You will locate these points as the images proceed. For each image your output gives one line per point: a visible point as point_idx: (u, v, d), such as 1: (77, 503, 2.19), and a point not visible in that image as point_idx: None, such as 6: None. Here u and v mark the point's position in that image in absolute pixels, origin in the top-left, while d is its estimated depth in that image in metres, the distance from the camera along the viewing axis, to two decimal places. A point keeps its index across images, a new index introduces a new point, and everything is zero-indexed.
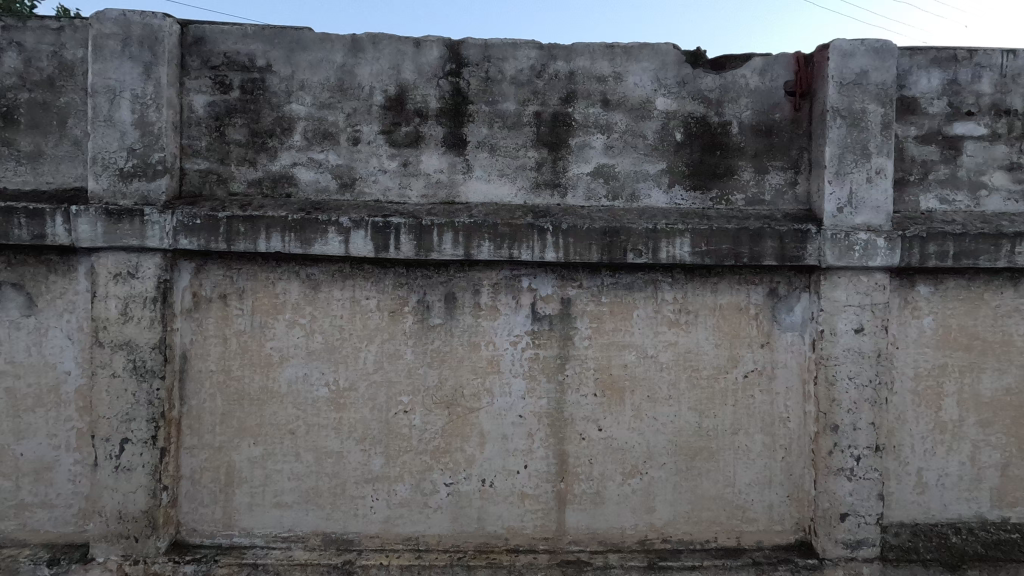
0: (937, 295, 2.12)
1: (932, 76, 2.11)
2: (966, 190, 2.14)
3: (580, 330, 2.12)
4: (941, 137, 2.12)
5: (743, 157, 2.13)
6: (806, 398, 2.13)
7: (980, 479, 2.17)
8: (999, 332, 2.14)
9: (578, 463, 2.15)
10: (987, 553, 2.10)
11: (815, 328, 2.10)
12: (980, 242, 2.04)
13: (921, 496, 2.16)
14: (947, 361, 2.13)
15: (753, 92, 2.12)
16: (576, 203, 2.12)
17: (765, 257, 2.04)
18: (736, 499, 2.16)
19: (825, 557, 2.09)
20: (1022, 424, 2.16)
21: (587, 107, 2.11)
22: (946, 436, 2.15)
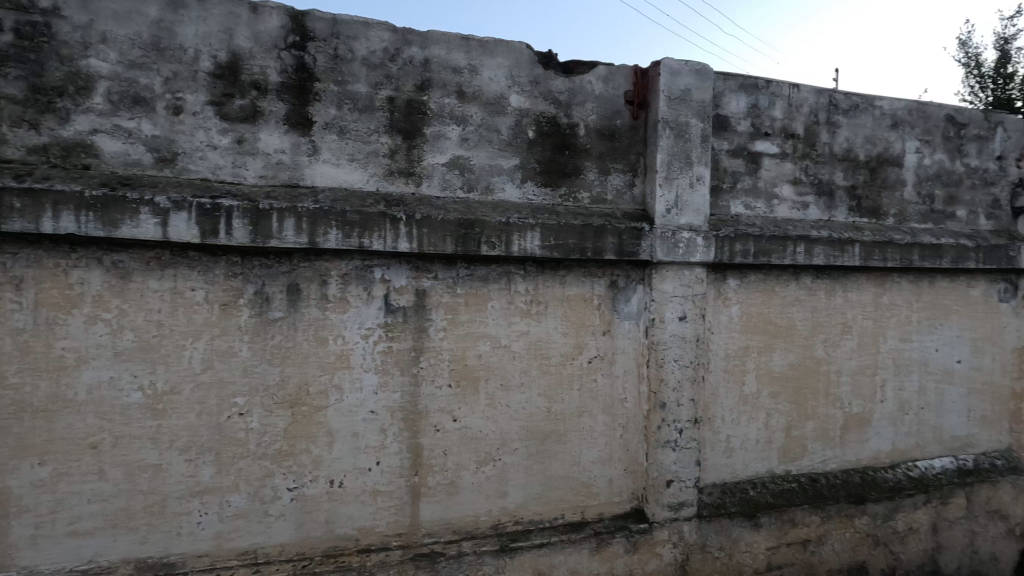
0: (742, 287, 2.49)
1: (739, 99, 2.47)
2: (763, 199, 2.54)
3: (435, 321, 2.11)
4: (745, 153, 2.49)
5: (589, 158, 2.29)
6: (640, 380, 2.37)
7: (771, 440, 2.60)
8: (785, 318, 2.58)
9: (432, 455, 2.14)
10: (775, 501, 2.53)
11: (647, 316, 2.34)
12: (772, 242, 2.45)
13: (730, 459, 2.53)
14: (748, 343, 2.52)
15: (598, 98, 2.28)
16: (432, 193, 2.10)
17: (606, 252, 2.22)
18: (581, 477, 2.33)
19: (653, 520, 2.35)
20: (801, 393, 2.63)
21: (442, 98, 2.10)
22: (748, 406, 2.54)
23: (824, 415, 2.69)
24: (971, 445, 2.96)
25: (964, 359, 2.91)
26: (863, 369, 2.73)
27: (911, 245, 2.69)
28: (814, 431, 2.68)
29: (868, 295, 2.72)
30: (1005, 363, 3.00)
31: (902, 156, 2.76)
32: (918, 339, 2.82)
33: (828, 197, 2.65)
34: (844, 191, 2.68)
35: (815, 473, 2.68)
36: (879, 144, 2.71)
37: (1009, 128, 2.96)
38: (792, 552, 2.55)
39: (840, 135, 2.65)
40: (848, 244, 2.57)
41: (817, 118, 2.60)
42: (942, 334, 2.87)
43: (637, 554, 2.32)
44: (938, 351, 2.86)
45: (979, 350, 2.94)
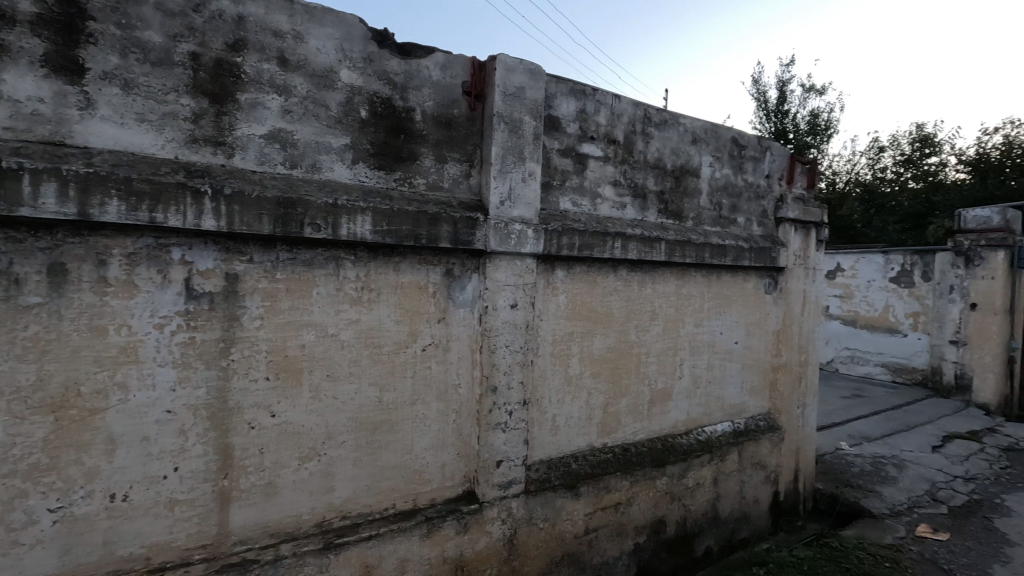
0: (568, 278, 2.71)
1: (569, 103, 2.67)
2: (588, 197, 2.79)
3: (249, 308, 1.92)
4: (573, 153, 2.70)
5: (425, 145, 2.28)
6: (473, 366, 2.44)
7: (591, 417, 2.88)
8: (605, 306, 2.87)
9: (245, 455, 1.95)
10: (593, 471, 2.81)
11: (481, 304, 2.42)
12: (594, 237, 2.70)
13: (555, 436, 2.75)
14: (572, 329, 2.76)
15: (435, 85, 2.28)
16: (247, 166, 1.90)
17: (441, 239, 2.23)
18: (414, 464, 2.32)
19: (484, 500, 2.45)
20: (617, 373, 2.96)
21: (259, 62, 1.90)
22: (571, 387, 2.78)
23: (635, 391, 3.05)
24: (744, 411, 3.62)
25: (740, 341, 3.54)
26: (666, 350, 3.17)
27: (704, 245, 3.17)
28: (627, 406, 3.03)
29: (671, 287, 3.15)
30: (768, 343, 3.71)
31: (699, 168, 3.24)
32: (708, 324, 3.35)
33: (642, 200, 3.00)
34: (655, 196, 3.06)
35: (627, 443, 3.04)
36: (683, 156, 3.15)
37: (775, 153, 3.65)
38: (606, 515, 2.86)
39: (653, 145, 3.01)
40: (656, 242, 2.95)
41: (634, 128, 2.92)
42: (725, 320, 3.45)
43: (468, 535, 2.39)
44: (722, 334, 3.44)
45: (750, 333, 3.59)
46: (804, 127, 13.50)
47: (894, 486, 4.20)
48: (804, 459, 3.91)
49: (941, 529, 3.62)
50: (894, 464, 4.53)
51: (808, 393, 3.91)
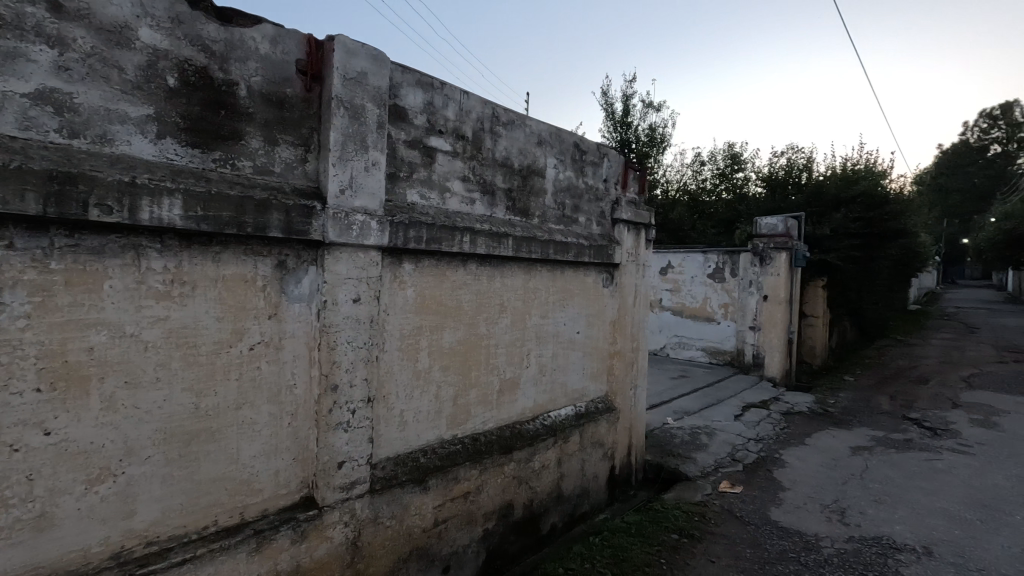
0: (417, 271, 2.69)
1: (416, 94, 2.65)
2: (436, 190, 2.79)
3: (10, 305, 1.57)
4: (421, 146, 2.69)
5: (251, 124, 2.08)
6: (311, 364, 2.29)
7: (441, 410, 2.90)
8: (454, 300, 2.90)
9: (6, 485, 1.59)
10: (441, 463, 2.83)
11: (320, 298, 2.28)
12: (442, 231, 2.70)
13: (403, 431, 2.71)
14: (421, 323, 2.74)
15: (263, 59, 2.09)
16: (4, 130, 1.55)
17: (271, 228, 2.05)
18: (241, 474, 2.12)
19: (323, 505, 2.33)
20: (466, 365, 3.02)
21: (22, 3, 1.55)
22: (420, 381, 2.77)
23: (484, 382, 3.15)
24: (584, 395, 3.94)
25: (582, 330, 3.85)
26: (514, 342, 3.32)
27: (548, 242, 3.39)
28: (476, 397, 3.11)
29: (518, 281, 3.30)
30: (605, 332, 4.09)
31: (544, 169, 3.46)
32: (552, 316, 3.58)
33: (490, 196, 3.10)
34: (503, 193, 3.19)
35: (476, 433, 3.12)
36: (529, 157, 3.33)
37: (612, 159, 4.03)
38: (455, 506, 2.91)
39: (500, 144, 3.13)
40: (504, 237, 3.06)
41: (482, 126, 3.01)
42: (568, 312, 3.72)
43: (305, 543, 2.25)
44: (566, 325, 3.71)
45: (591, 324, 3.93)
46: (644, 139, 15.14)
47: (705, 451, 4.92)
48: (636, 435, 4.40)
49: (737, 484, 4.34)
50: (706, 433, 5.31)
51: (638, 376, 4.40)
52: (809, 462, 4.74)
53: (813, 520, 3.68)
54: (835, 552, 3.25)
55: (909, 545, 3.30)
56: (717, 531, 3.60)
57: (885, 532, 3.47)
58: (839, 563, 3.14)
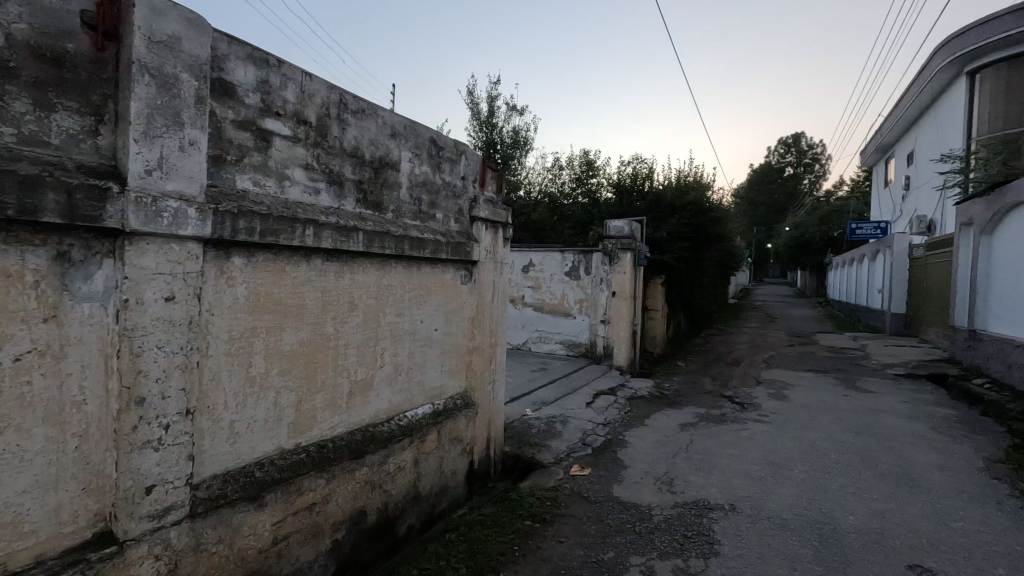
0: (250, 266, 2.43)
1: (247, 70, 2.40)
2: (273, 178, 2.55)
3: None
4: (254, 127, 2.44)
5: (14, 82, 1.69)
6: (108, 375, 1.94)
7: (280, 418, 2.66)
8: (296, 298, 2.68)
9: None
10: (281, 476, 2.59)
11: (119, 297, 1.93)
12: (280, 223, 2.48)
13: (233, 445, 2.43)
14: (256, 323, 2.48)
15: (31, 2, 1.73)
16: None
17: (44, 212, 1.69)
18: (2, 516, 1.70)
19: (126, 539, 1.98)
20: (311, 368, 2.81)
21: None
22: (255, 388, 2.50)
23: (332, 385, 2.96)
24: (443, 393, 3.93)
25: (440, 327, 3.83)
26: (366, 341, 3.18)
27: (403, 238, 3.30)
28: (323, 401, 2.91)
29: (371, 277, 3.16)
30: (463, 329, 4.11)
31: (399, 163, 3.38)
32: (408, 313, 3.51)
33: (338, 187, 2.93)
34: (352, 184, 3.04)
35: (324, 440, 2.92)
36: (381, 149, 3.22)
37: (469, 157, 4.09)
38: (298, 520, 2.69)
39: (349, 133, 2.99)
40: (353, 232, 2.91)
41: (328, 112, 2.84)
42: (425, 309, 3.68)
43: None
44: (422, 322, 3.66)
45: (449, 321, 3.93)
46: (508, 141, 15.66)
47: (559, 438, 5.23)
48: (494, 429, 4.51)
49: (586, 466, 4.68)
50: (561, 421, 5.65)
51: (496, 371, 4.52)
52: (646, 440, 5.31)
53: (647, 491, 4.12)
54: (664, 518, 3.67)
55: (720, 504, 3.86)
56: (567, 512, 3.84)
57: (702, 495, 4.01)
58: (666, 527, 3.55)
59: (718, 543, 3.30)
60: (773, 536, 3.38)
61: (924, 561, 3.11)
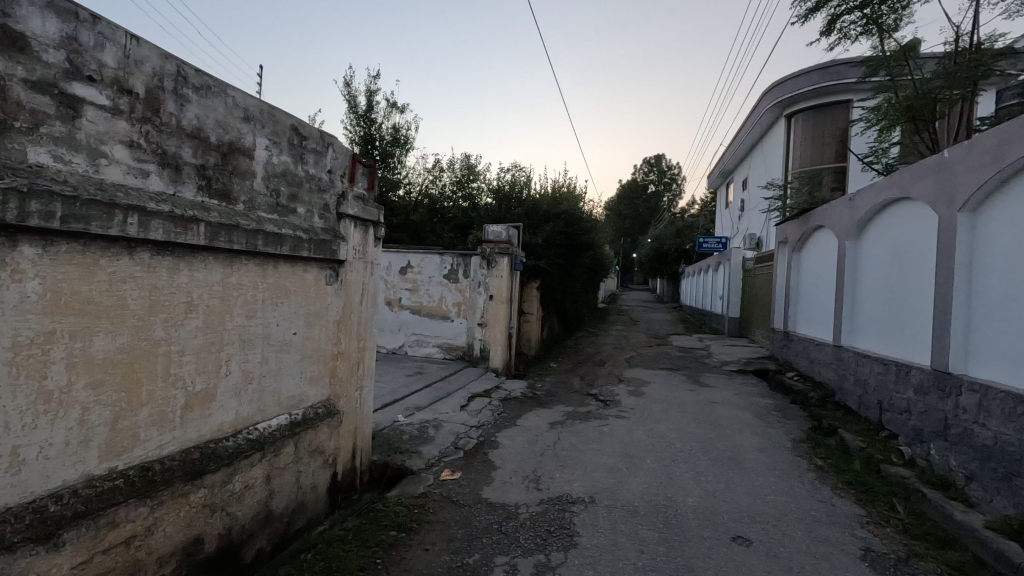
0: (45, 257, 2.01)
1: (46, 21, 2.01)
2: (84, 154, 2.16)
3: None
4: (55, 91, 2.04)
5: None
6: None
7: (88, 439, 2.23)
8: (113, 297, 2.28)
9: None
10: (88, 508, 2.17)
11: None
12: (91, 207, 2.09)
13: (17, 475, 1.99)
14: (54, 327, 2.06)
15: None
16: None
17: None
18: None
19: None
20: (133, 379, 2.41)
21: None
22: (51, 405, 2.07)
23: (161, 398, 2.57)
24: (302, 401, 3.64)
25: (300, 331, 3.54)
26: (208, 347, 2.82)
27: (256, 232, 3.00)
28: (148, 416, 2.51)
29: (215, 275, 2.82)
30: (328, 332, 3.85)
31: (252, 149, 3.07)
32: (262, 316, 3.19)
33: (173, 170, 2.57)
34: (193, 169, 2.68)
35: (149, 461, 2.52)
36: (230, 132, 2.89)
37: (337, 150, 3.86)
38: (110, 558, 2.29)
39: (189, 110, 2.64)
40: (192, 223, 2.56)
41: (161, 83, 2.48)
42: (283, 311, 3.38)
43: None
44: (279, 325, 3.35)
45: (310, 324, 3.65)
46: (388, 138, 15.19)
47: (431, 443, 5.16)
48: (361, 437, 4.29)
49: (457, 470, 4.67)
50: (434, 426, 5.57)
51: (364, 376, 4.31)
52: (517, 440, 5.45)
53: (515, 491, 4.22)
54: (529, 516, 3.78)
55: (581, 497, 4.08)
56: (434, 518, 3.78)
57: (565, 489, 4.22)
58: (530, 524, 3.66)
59: (577, 535, 3.48)
60: (626, 523, 3.66)
61: (745, 532, 3.59)
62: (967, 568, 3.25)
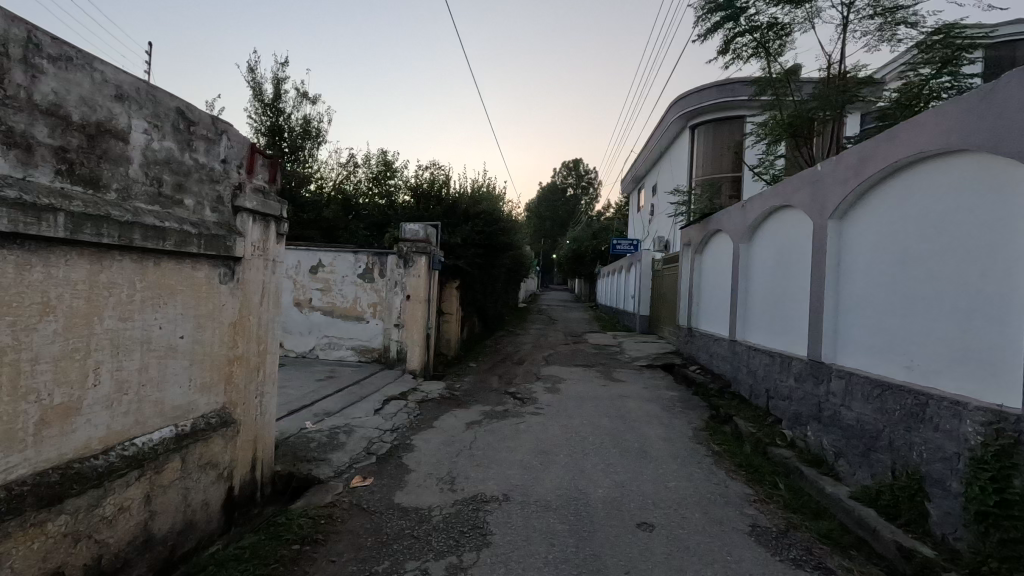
0: None
1: None
2: None
3: None
4: None
5: None
6: None
7: None
8: None
9: None
10: None
11: None
12: None
13: None
14: None
15: None
16: None
17: None
18: None
19: None
20: None
21: None
22: None
23: (7, 413, 2.22)
24: (192, 411, 3.31)
25: (188, 335, 3.23)
26: (69, 354, 2.48)
27: (132, 224, 2.69)
28: None
29: (78, 272, 2.49)
30: (222, 335, 3.54)
31: (127, 132, 2.75)
32: (139, 318, 2.86)
33: (22, 151, 2.24)
34: (48, 150, 2.36)
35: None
36: (98, 111, 2.58)
37: (232, 138, 3.58)
38: None
39: (43, 83, 2.32)
40: (47, 212, 2.24)
41: (7, 51, 2.16)
42: (166, 312, 3.05)
43: None
44: (161, 329, 3.02)
45: (201, 327, 3.33)
46: (298, 130, 14.38)
47: (341, 450, 4.93)
48: (261, 447, 4.00)
49: (368, 476, 4.50)
50: (345, 431, 5.34)
51: (265, 382, 4.02)
52: (432, 442, 5.36)
53: (428, 494, 4.14)
54: (442, 518, 3.73)
55: (495, 495, 4.09)
56: (342, 528, 3.61)
57: (480, 489, 4.21)
58: (443, 526, 3.60)
59: (490, 534, 3.48)
60: (539, 518, 3.72)
61: (648, 518, 3.78)
62: (835, 535, 3.66)
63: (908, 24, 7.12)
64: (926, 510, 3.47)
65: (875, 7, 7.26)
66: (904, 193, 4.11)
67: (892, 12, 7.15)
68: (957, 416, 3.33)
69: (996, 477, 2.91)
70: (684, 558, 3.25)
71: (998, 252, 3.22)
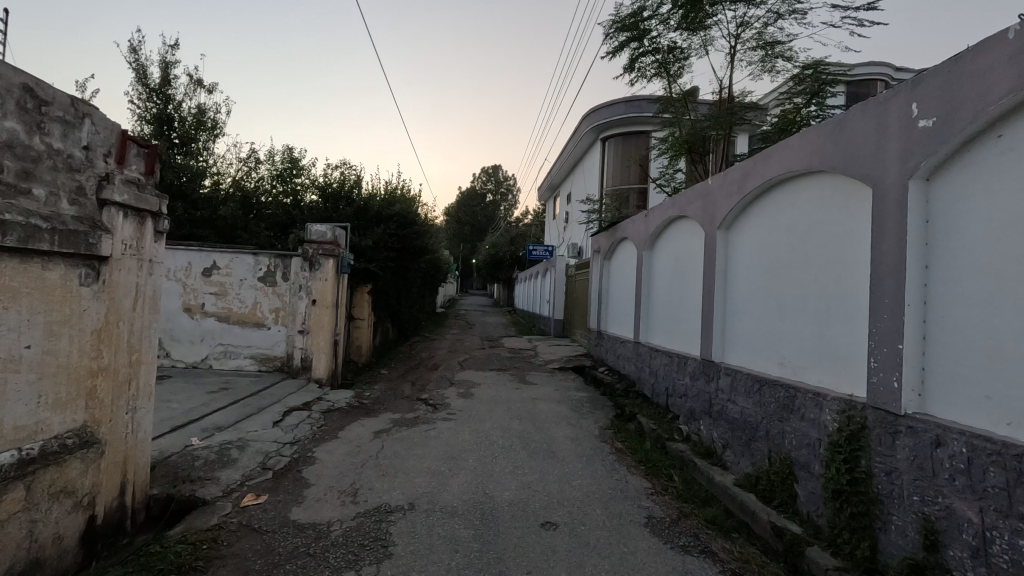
0: None
1: None
2: None
3: None
4: None
5: None
6: None
7: None
8: None
9: None
10: None
11: None
12: None
13: None
14: None
15: None
16: None
17: None
18: None
19: None
20: None
21: None
22: None
23: None
24: (42, 432, 2.87)
25: (35, 344, 2.80)
26: None
27: None
28: None
29: None
30: (84, 345, 3.11)
31: None
32: None
33: None
34: None
35: None
36: None
37: (97, 123, 3.19)
38: None
39: None
40: None
41: None
42: (4, 318, 2.63)
43: None
44: None
45: (53, 335, 2.91)
46: (191, 120, 13.21)
47: (232, 467, 4.55)
48: (133, 468, 3.58)
49: (262, 494, 4.19)
50: (237, 447, 4.95)
51: (138, 397, 3.60)
52: (336, 454, 5.12)
53: (328, 508, 3.93)
54: (342, 532, 3.56)
55: (400, 505, 3.98)
56: (227, 553, 3.32)
57: (384, 499, 4.08)
58: (342, 541, 3.43)
59: (392, 544, 3.37)
60: (443, 525, 3.66)
61: (552, 517, 3.87)
62: (718, 520, 3.96)
63: (785, 57, 7.96)
64: (795, 491, 3.86)
65: (758, 40, 8.04)
66: (777, 207, 4.58)
67: (772, 45, 7.97)
68: (819, 406, 3.74)
69: (848, 458, 3.30)
70: (584, 553, 3.35)
71: (848, 261, 3.67)
